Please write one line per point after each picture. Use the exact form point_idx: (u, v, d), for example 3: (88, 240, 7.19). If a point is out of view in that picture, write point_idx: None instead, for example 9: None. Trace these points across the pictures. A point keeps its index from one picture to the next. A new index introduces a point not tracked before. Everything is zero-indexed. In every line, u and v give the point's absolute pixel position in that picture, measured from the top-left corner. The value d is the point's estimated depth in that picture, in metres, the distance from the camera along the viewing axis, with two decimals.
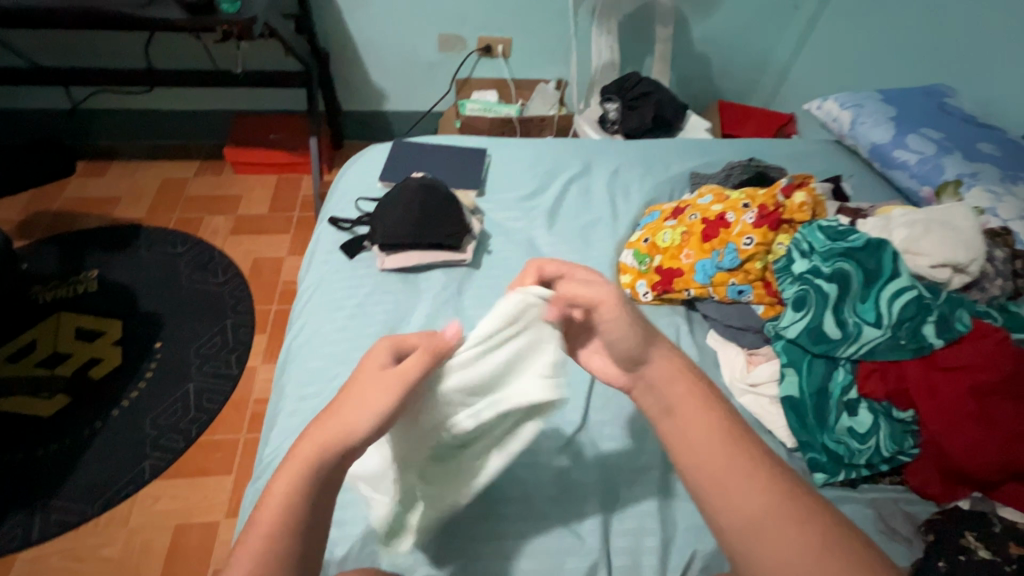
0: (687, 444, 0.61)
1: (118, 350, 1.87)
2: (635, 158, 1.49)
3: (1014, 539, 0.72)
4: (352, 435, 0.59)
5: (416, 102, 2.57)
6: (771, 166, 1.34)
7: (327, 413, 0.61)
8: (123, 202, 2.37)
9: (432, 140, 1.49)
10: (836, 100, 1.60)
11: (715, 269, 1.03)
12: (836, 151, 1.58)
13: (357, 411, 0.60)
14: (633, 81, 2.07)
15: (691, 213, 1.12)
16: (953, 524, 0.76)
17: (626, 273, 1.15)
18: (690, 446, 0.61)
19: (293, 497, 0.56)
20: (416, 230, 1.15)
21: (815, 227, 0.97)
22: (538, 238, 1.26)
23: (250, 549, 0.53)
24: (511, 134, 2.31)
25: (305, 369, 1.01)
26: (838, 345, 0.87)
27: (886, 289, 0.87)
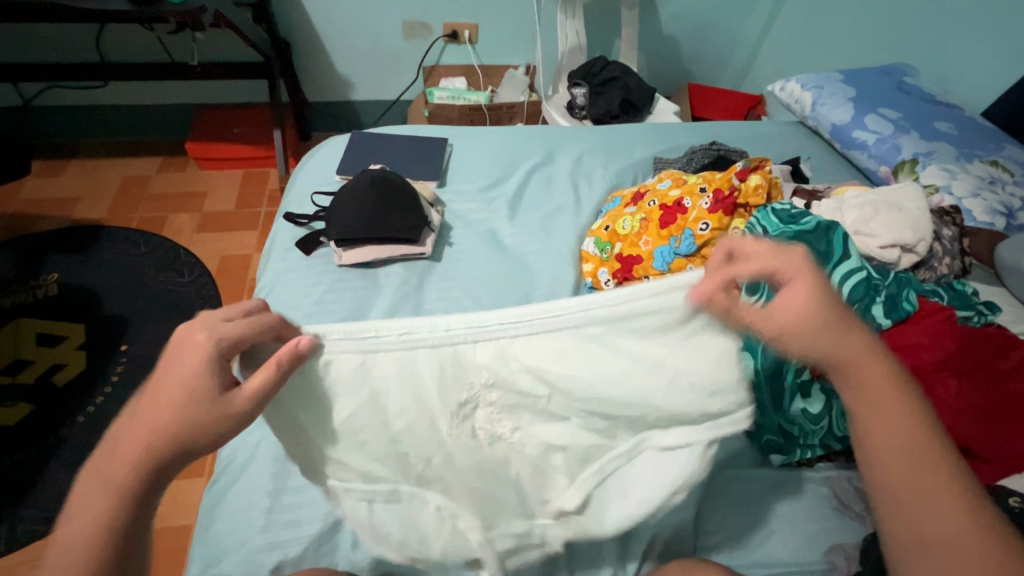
0: (878, 446, 0.54)
1: (82, 355, 1.83)
2: (599, 144, 1.48)
3: None
4: (204, 441, 0.53)
5: (383, 92, 2.52)
6: (732, 150, 1.34)
7: (151, 410, 0.53)
8: (83, 202, 2.30)
9: (391, 131, 1.46)
10: (798, 81, 1.60)
11: (672, 255, 1.03)
12: (799, 132, 1.58)
13: (179, 414, 0.53)
14: (601, 65, 2.05)
15: (650, 199, 1.12)
16: None
17: (587, 261, 1.16)
18: (889, 453, 0.53)
19: (131, 467, 0.51)
20: (372, 223, 1.12)
21: (769, 211, 0.96)
22: (500, 228, 1.25)
23: (68, 543, 0.48)
24: (481, 121, 2.28)
25: None
26: None
27: (836, 271, 0.87)
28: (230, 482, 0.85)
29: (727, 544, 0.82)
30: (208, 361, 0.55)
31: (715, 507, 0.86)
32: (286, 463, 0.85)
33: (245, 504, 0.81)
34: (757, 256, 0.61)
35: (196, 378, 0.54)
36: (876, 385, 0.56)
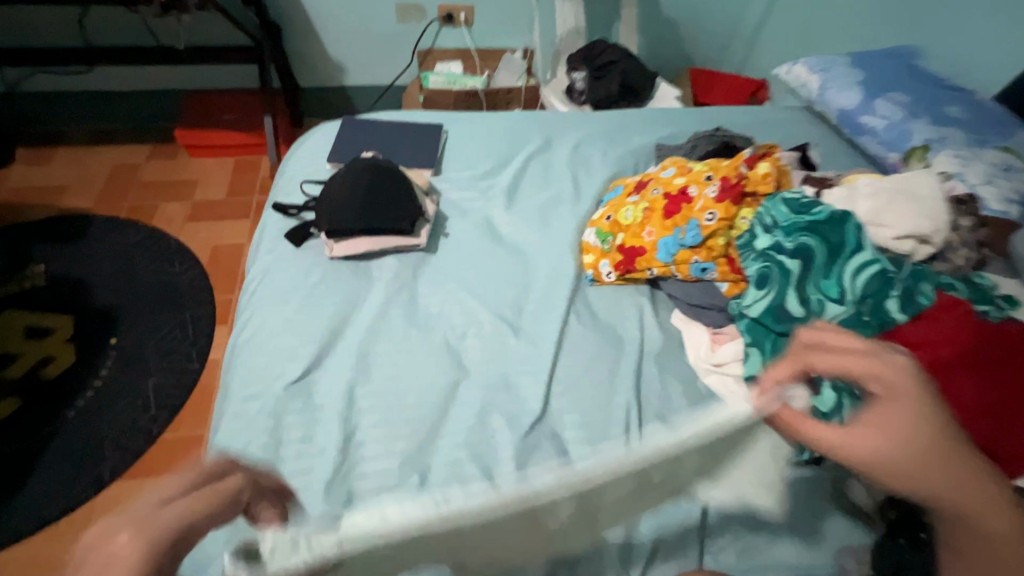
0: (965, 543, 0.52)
1: (71, 348, 1.79)
2: (600, 130, 1.43)
3: None
4: None
5: (377, 76, 2.46)
6: (738, 136, 1.30)
7: None
8: (70, 191, 2.24)
9: (384, 117, 1.41)
10: (805, 64, 1.54)
11: (677, 247, 0.99)
12: (805, 117, 1.53)
13: None
14: (601, 48, 1.99)
15: (653, 188, 1.08)
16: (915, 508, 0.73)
17: (588, 252, 1.11)
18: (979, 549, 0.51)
19: None
20: (365, 213, 1.08)
21: (779, 200, 0.92)
22: (497, 218, 1.20)
23: None
24: (477, 107, 2.22)
25: (249, 369, 0.95)
26: (800, 323, 0.83)
27: (850, 264, 0.83)
28: None
29: (733, 547, 0.80)
30: (119, 534, 0.42)
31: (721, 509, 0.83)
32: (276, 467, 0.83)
33: None
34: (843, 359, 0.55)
35: (132, 552, 0.41)
36: (969, 507, 0.51)
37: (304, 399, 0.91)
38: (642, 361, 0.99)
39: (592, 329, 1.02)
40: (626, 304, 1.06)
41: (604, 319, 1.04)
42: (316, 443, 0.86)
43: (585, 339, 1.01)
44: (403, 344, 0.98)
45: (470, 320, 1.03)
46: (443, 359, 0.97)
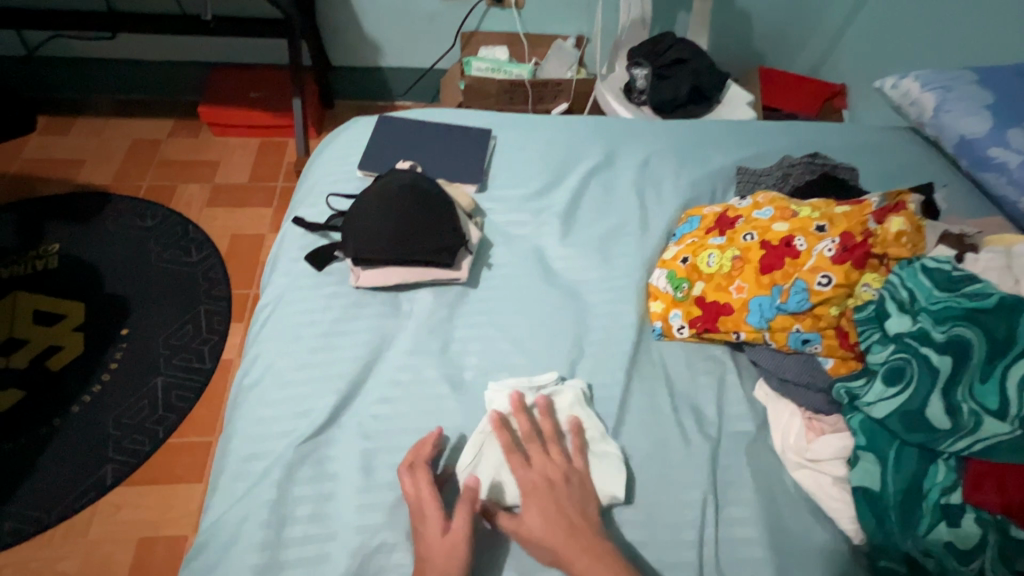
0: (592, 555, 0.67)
1: (80, 337, 1.68)
2: (670, 145, 1.23)
3: None
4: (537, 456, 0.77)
5: (415, 58, 2.27)
6: (840, 165, 1.09)
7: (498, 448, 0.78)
8: (88, 165, 2.13)
9: (424, 116, 1.24)
10: (917, 77, 1.30)
11: (775, 311, 0.81)
12: (911, 142, 1.31)
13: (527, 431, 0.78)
14: (667, 43, 1.78)
15: (745, 232, 0.89)
16: None
17: (656, 299, 0.95)
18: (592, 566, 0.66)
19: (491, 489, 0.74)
20: (402, 240, 0.92)
21: (919, 269, 0.74)
22: (549, 248, 1.03)
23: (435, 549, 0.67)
24: (522, 98, 2.03)
25: (255, 422, 0.81)
26: (943, 437, 0.67)
27: (1018, 367, 0.66)
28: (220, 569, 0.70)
29: None
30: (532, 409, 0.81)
31: None
32: (278, 551, 0.71)
33: None
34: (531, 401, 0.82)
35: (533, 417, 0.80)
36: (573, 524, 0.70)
37: (314, 464, 0.77)
38: (718, 445, 0.83)
39: (658, 399, 0.86)
40: (699, 369, 0.90)
41: (674, 386, 0.88)
42: (328, 525, 0.73)
43: (636, 409, 0.85)
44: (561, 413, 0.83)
45: (518, 375, 0.87)
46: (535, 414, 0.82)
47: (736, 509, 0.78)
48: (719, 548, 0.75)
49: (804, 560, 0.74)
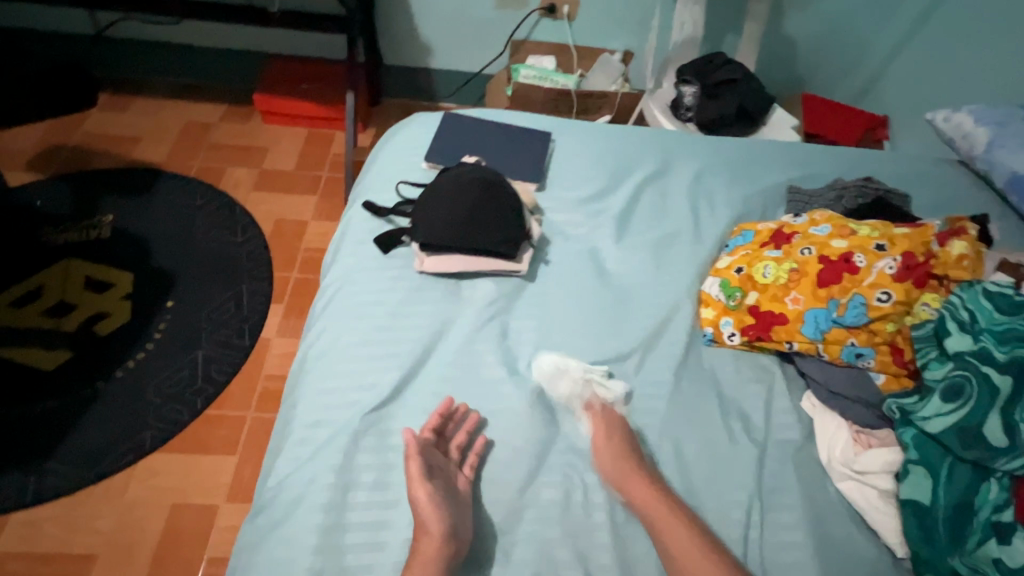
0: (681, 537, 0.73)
1: (127, 306, 1.74)
2: (723, 160, 1.27)
3: None
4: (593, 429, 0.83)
5: (465, 62, 2.34)
6: (893, 191, 1.12)
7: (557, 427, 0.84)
8: (144, 143, 2.21)
9: (487, 116, 1.29)
10: (971, 112, 1.31)
11: (830, 324, 0.84)
12: (961, 175, 1.33)
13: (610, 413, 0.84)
14: (717, 63, 1.82)
15: (802, 246, 0.91)
16: None
17: (708, 306, 0.98)
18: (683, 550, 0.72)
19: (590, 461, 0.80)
20: (468, 229, 0.96)
21: (979, 291, 0.76)
22: (604, 250, 1.06)
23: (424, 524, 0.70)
24: (568, 108, 2.07)
25: (320, 391, 0.85)
26: (1000, 455, 0.69)
27: None
28: (286, 526, 0.74)
29: None
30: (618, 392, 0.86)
31: None
32: (340, 514, 0.74)
33: (290, 553, 0.71)
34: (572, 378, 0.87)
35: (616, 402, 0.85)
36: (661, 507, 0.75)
37: (377, 435, 0.81)
38: (765, 450, 0.85)
39: (708, 402, 0.89)
40: (748, 376, 0.92)
41: (722, 390, 0.91)
42: (390, 493, 0.76)
43: (683, 409, 0.88)
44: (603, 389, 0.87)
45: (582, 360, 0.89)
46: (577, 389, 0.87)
47: (782, 514, 0.79)
48: (764, 549, 0.76)
49: (848, 568, 0.75)
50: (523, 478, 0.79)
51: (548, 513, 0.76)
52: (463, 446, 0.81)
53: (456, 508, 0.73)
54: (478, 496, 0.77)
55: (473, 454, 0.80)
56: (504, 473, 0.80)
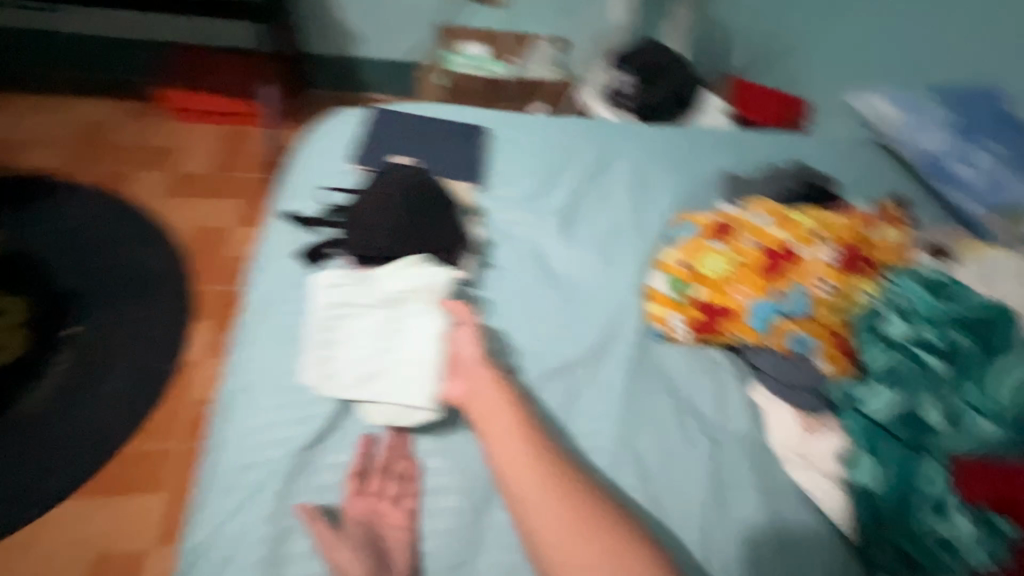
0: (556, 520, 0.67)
1: (20, 336, 1.53)
2: (661, 150, 1.26)
3: None
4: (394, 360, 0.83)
5: (392, 50, 2.22)
6: (822, 177, 1.16)
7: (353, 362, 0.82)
8: (29, 147, 1.95)
9: (418, 110, 1.22)
10: (883, 97, 1.39)
11: (775, 314, 0.84)
12: (879, 156, 1.39)
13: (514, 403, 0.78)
14: (648, 50, 1.82)
15: (745, 237, 0.92)
16: None
17: (654, 300, 0.95)
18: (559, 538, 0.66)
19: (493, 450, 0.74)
20: (407, 237, 0.90)
21: (911, 276, 0.81)
22: (550, 250, 1.02)
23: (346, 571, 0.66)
24: (501, 97, 2.02)
25: (249, 430, 0.77)
26: (936, 434, 0.72)
27: (1003, 371, 0.72)
28: None
29: None
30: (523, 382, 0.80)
31: None
32: (281, 567, 0.67)
33: None
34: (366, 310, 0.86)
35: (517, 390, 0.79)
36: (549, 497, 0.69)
37: (318, 474, 0.75)
38: (720, 445, 0.85)
39: (662, 402, 0.87)
40: (698, 371, 0.91)
41: (676, 387, 0.90)
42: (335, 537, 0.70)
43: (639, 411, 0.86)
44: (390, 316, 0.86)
45: (358, 290, 0.87)
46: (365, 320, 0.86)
47: (741, 509, 0.79)
48: (724, 547, 0.76)
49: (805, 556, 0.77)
50: (480, 502, 0.75)
51: (509, 538, 0.73)
52: (403, 472, 0.76)
53: (372, 542, 0.69)
54: (428, 525, 0.73)
55: (412, 480, 0.75)
56: (460, 499, 0.75)
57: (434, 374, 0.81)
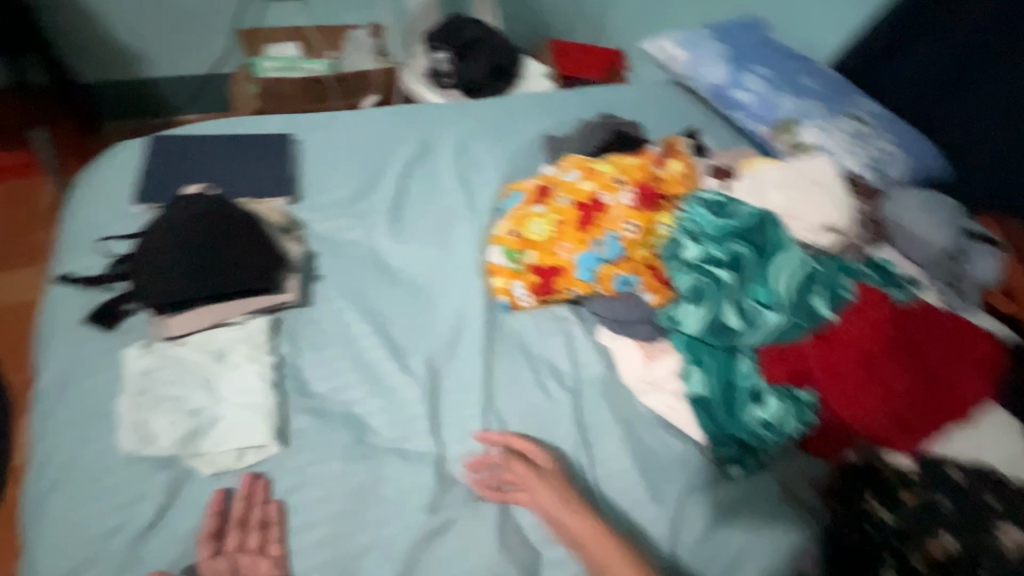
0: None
1: None
2: (481, 125, 1.26)
3: (904, 487, 0.77)
4: (231, 395, 0.77)
5: (186, 63, 1.98)
6: (628, 123, 1.23)
7: (178, 410, 0.74)
8: None
9: (210, 128, 1.10)
10: (670, 38, 1.50)
11: (599, 263, 0.89)
12: (679, 94, 1.51)
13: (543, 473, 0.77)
14: (459, 25, 1.81)
15: (559, 195, 0.96)
16: (853, 487, 0.80)
17: (497, 275, 0.97)
18: None
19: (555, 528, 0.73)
20: (207, 276, 0.81)
21: (697, 200, 0.89)
22: (384, 248, 1.00)
23: None
24: (324, 97, 1.89)
25: (68, 531, 0.68)
26: (740, 335, 0.81)
27: (776, 265, 0.82)
28: None
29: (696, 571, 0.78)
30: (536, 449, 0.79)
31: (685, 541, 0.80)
32: None
33: None
34: (186, 351, 0.79)
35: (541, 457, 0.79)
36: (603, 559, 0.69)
37: (163, 554, 0.67)
38: (578, 395, 0.90)
39: (519, 370, 0.90)
40: (550, 331, 0.95)
41: (530, 352, 0.93)
42: None
43: (496, 384, 0.88)
44: (215, 352, 0.80)
45: (179, 335, 0.81)
46: (188, 362, 0.78)
47: (605, 447, 0.86)
48: (596, 486, 0.82)
49: (665, 470, 0.85)
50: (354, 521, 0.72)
51: (390, 548, 0.71)
52: (262, 518, 0.70)
53: None
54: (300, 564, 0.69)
55: (274, 523, 0.70)
56: (332, 529, 0.72)
57: (270, 398, 0.77)
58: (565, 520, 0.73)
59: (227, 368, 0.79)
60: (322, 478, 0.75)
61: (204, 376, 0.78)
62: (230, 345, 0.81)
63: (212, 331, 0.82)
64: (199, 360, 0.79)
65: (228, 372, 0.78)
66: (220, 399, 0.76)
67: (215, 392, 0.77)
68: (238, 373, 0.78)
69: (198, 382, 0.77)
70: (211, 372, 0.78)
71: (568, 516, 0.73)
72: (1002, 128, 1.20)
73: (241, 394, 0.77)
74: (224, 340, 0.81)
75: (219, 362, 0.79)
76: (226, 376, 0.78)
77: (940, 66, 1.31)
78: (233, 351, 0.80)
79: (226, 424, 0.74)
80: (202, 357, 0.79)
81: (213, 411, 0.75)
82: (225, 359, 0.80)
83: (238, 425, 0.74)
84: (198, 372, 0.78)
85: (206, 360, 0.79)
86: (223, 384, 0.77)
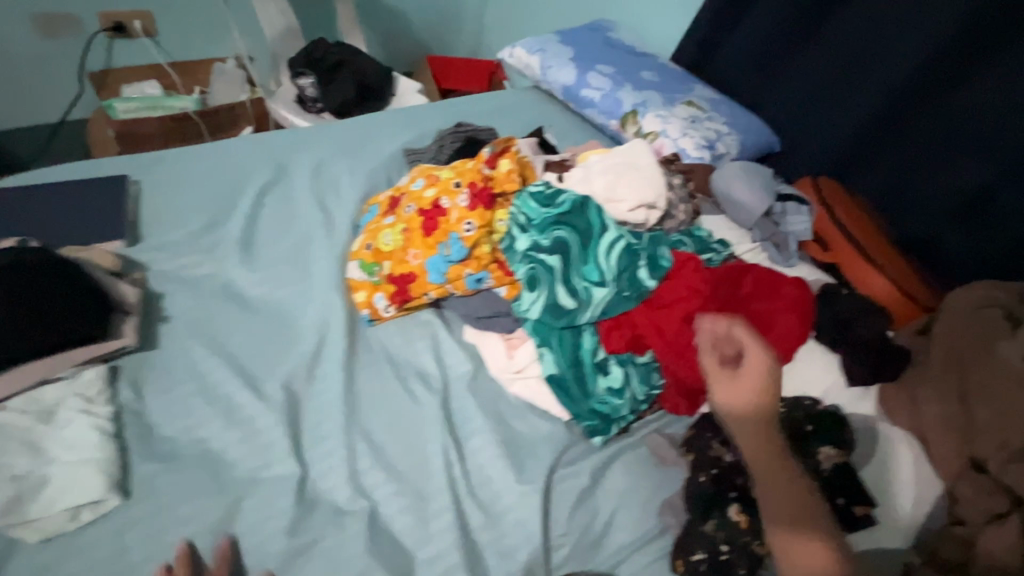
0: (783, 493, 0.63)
1: None
2: (338, 146, 1.27)
3: None
4: (60, 453, 0.72)
5: (28, 110, 1.80)
6: (481, 129, 1.28)
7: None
8: None
9: (37, 179, 1.06)
10: (522, 46, 1.58)
11: (446, 264, 0.92)
12: (538, 97, 1.59)
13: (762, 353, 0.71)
14: (323, 49, 1.81)
15: (406, 205, 0.99)
16: (702, 437, 0.86)
17: (359, 290, 0.98)
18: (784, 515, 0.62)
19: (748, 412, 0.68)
20: (24, 333, 0.75)
21: (526, 195, 0.95)
22: (238, 280, 0.98)
23: None
24: (199, 135, 1.80)
25: None
26: (576, 313, 0.87)
27: (601, 246, 0.91)
28: None
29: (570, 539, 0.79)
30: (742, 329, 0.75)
31: (559, 515, 0.81)
32: None
33: None
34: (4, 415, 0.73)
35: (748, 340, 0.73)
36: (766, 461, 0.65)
37: None
38: (446, 393, 0.92)
39: (384, 379, 0.91)
40: (415, 337, 0.97)
41: (395, 361, 0.94)
42: None
43: (361, 397, 0.88)
44: (41, 412, 0.75)
45: None
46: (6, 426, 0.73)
47: (475, 439, 0.87)
48: (469, 478, 0.83)
49: (534, 451, 0.87)
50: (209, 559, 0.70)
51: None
52: None
53: None
54: None
55: None
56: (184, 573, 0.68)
57: (107, 448, 0.73)
58: (741, 415, 0.68)
59: (56, 426, 0.74)
60: (173, 524, 0.72)
61: (29, 438, 0.73)
62: (57, 401, 0.76)
63: (35, 390, 0.76)
64: (21, 422, 0.74)
65: (57, 430, 0.74)
66: (49, 460, 0.72)
67: (43, 454, 0.72)
68: (67, 429, 0.74)
69: (21, 445, 0.72)
70: (38, 432, 0.74)
71: (751, 414, 0.67)
72: (818, 89, 1.30)
73: (73, 449, 0.73)
74: (52, 397, 0.76)
75: (47, 420, 0.75)
76: (55, 435, 0.73)
77: (761, 44, 1.39)
78: (62, 406, 0.76)
79: (57, 484, 0.70)
80: (25, 418, 0.74)
81: (41, 473, 0.71)
82: (53, 416, 0.75)
83: (69, 483, 0.70)
84: (22, 434, 0.73)
85: (31, 420, 0.74)
86: (52, 443, 0.73)
